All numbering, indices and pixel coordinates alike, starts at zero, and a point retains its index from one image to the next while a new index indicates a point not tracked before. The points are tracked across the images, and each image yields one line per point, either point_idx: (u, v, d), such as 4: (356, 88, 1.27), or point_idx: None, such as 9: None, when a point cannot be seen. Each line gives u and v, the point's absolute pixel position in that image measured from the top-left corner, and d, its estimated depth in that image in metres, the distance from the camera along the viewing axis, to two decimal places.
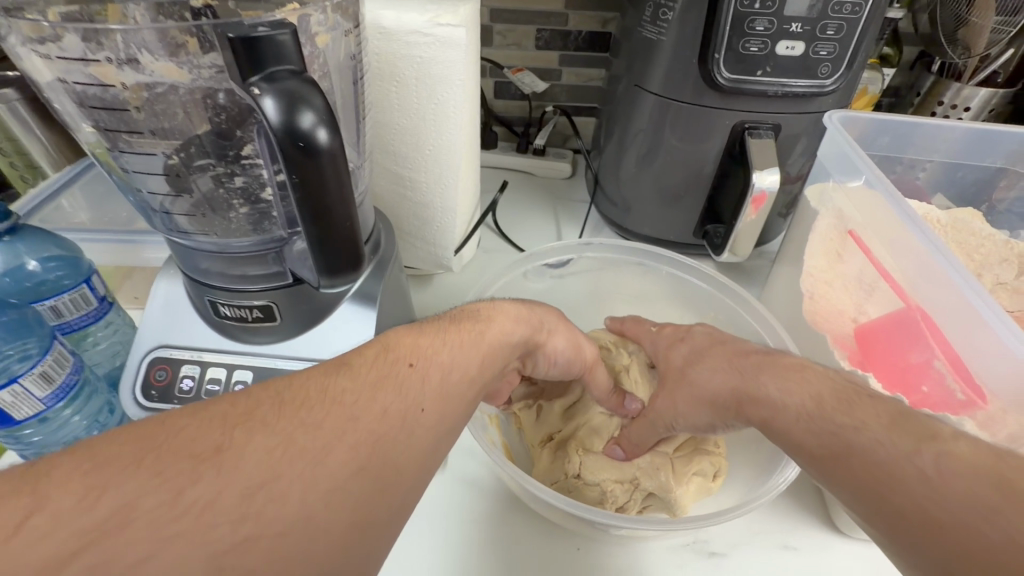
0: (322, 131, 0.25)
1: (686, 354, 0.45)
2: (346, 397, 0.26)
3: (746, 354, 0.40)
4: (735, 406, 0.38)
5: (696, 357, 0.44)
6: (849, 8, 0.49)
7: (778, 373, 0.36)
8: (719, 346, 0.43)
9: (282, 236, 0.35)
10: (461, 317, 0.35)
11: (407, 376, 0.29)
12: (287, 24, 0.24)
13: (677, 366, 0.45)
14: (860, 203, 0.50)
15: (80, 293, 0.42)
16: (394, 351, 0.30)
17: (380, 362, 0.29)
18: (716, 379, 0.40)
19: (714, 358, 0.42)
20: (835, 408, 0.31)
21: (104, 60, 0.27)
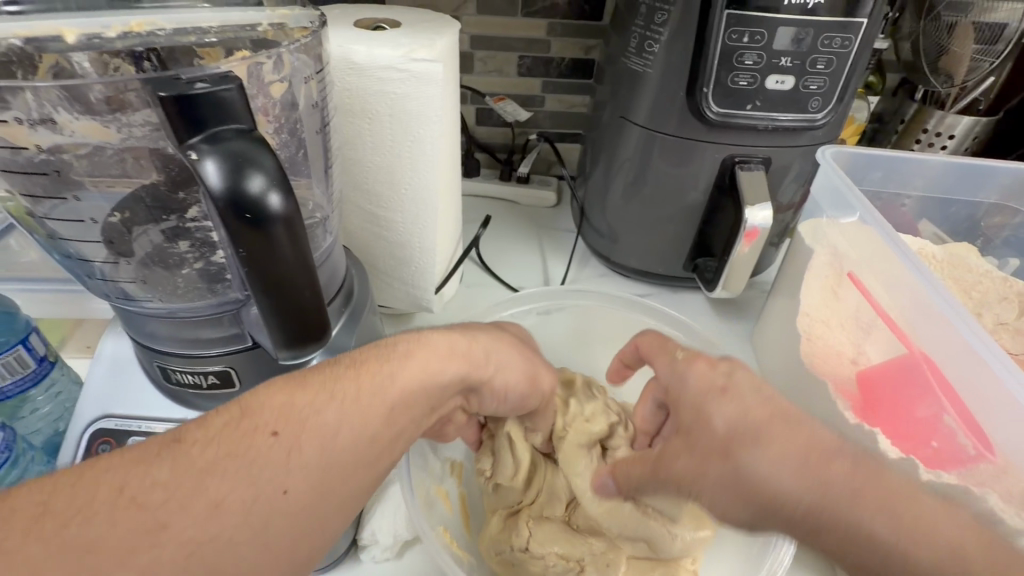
0: (274, 197, 0.22)
1: (730, 420, 0.32)
2: (304, 409, 0.26)
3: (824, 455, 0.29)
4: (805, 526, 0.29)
5: (743, 434, 0.31)
6: (838, 43, 0.48)
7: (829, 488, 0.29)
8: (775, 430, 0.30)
9: (239, 298, 0.30)
10: (370, 354, 0.30)
11: (300, 426, 0.26)
12: (231, 77, 0.22)
13: (710, 445, 0.32)
14: (856, 240, 0.48)
15: (15, 354, 0.38)
16: (298, 393, 0.27)
17: (278, 399, 0.26)
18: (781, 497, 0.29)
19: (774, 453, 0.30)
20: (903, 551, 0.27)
21: (12, 120, 0.24)
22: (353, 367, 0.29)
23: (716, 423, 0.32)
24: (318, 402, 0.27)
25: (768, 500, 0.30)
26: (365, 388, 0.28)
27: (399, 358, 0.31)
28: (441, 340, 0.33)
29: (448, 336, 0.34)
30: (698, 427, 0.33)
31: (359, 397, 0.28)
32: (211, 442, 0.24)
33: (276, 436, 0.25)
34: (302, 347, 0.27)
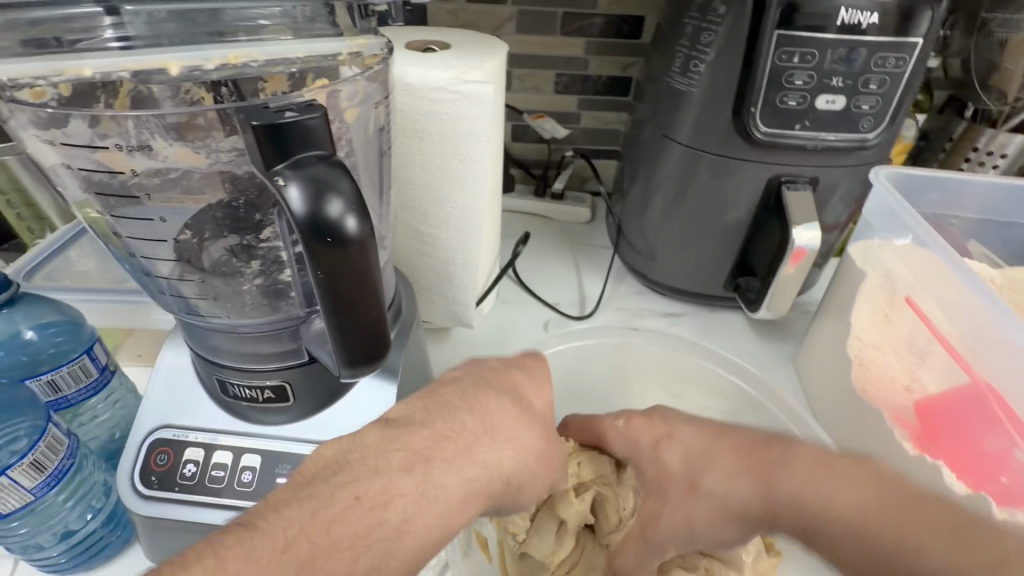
0: (351, 220, 0.23)
1: (683, 458, 0.39)
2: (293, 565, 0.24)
3: (756, 444, 0.37)
4: (765, 511, 0.35)
5: (698, 461, 0.39)
6: (892, 63, 0.47)
7: (814, 471, 0.33)
8: (714, 445, 0.38)
9: (300, 314, 0.31)
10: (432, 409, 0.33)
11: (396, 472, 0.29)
12: (316, 105, 0.22)
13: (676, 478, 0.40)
14: (913, 263, 0.47)
15: (80, 363, 0.39)
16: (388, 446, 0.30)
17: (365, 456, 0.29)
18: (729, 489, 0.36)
19: (719, 461, 0.38)
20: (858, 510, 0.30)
21: (112, 147, 0.25)
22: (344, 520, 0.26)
23: (669, 463, 0.40)
24: (303, 571, 0.24)
25: (716, 507, 0.37)
26: (362, 542, 0.26)
27: (399, 488, 0.28)
28: (451, 471, 0.30)
29: (455, 460, 0.30)
30: (662, 475, 0.41)
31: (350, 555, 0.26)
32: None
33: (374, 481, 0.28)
34: (364, 365, 0.28)
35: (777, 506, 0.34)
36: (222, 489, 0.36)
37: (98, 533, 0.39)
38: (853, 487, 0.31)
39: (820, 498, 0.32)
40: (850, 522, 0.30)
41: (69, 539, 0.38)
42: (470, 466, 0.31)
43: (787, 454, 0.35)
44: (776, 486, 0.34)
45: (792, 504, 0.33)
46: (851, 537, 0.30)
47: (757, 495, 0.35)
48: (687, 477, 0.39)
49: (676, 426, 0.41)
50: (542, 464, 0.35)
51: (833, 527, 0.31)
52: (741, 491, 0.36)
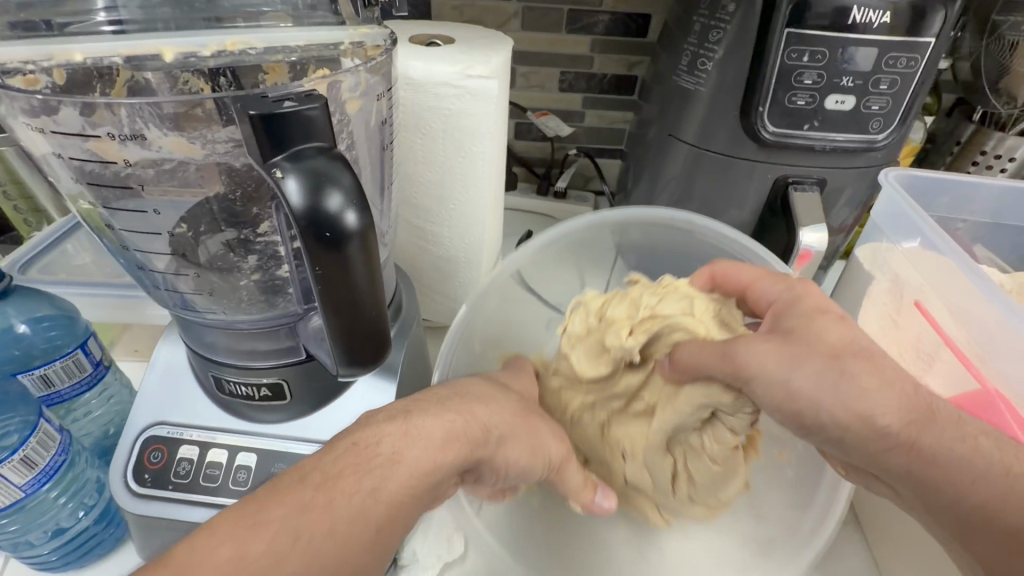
0: (350, 214, 0.22)
1: (844, 337, 0.31)
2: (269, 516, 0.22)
3: (927, 390, 0.30)
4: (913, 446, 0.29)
5: (862, 351, 0.30)
6: (903, 63, 0.46)
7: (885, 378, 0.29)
8: (863, 355, 0.30)
9: (297, 311, 0.31)
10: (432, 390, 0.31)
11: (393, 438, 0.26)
12: (316, 96, 0.22)
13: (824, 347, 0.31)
14: (922, 265, 0.46)
15: (74, 358, 0.38)
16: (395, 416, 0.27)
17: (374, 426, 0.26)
18: (889, 401, 0.29)
19: (880, 376, 0.29)
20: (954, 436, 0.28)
21: (104, 135, 0.25)
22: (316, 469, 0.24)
23: (827, 334, 0.31)
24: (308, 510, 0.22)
25: (859, 420, 0.30)
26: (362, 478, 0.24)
27: (383, 437, 0.26)
28: (438, 413, 0.28)
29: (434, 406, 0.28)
30: (806, 334, 0.32)
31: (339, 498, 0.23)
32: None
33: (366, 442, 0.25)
34: (362, 365, 0.27)
35: (904, 435, 0.29)
36: (216, 488, 0.35)
37: (89, 531, 0.38)
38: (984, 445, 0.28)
39: (954, 443, 0.28)
40: (966, 465, 0.28)
41: (60, 537, 0.37)
42: (452, 412, 0.29)
43: (941, 414, 0.29)
44: (931, 434, 0.29)
45: (928, 451, 0.29)
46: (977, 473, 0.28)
47: (900, 420, 0.29)
48: (839, 394, 0.29)
49: (867, 339, 0.31)
50: (525, 427, 0.33)
51: (950, 451, 0.28)
52: (896, 411, 0.29)
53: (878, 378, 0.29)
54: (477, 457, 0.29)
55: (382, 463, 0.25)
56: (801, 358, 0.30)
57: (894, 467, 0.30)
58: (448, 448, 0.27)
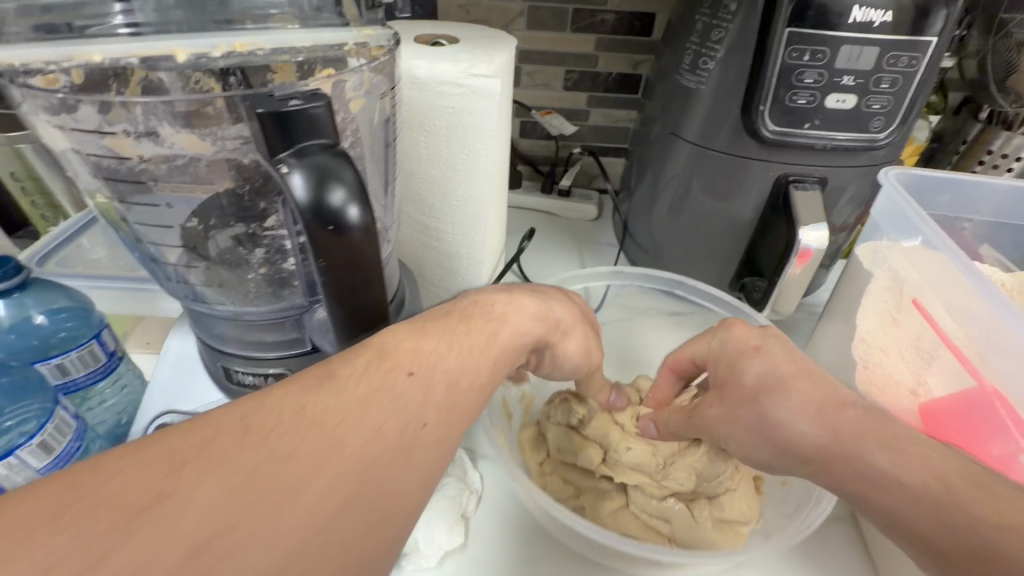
0: (353, 209, 0.23)
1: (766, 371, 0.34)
2: (332, 398, 0.23)
3: (843, 402, 0.31)
4: (817, 463, 0.30)
5: (774, 383, 0.33)
6: (904, 62, 0.46)
7: (884, 440, 0.28)
8: (805, 376, 0.33)
9: (302, 304, 0.32)
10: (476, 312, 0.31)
11: (424, 365, 0.26)
12: (321, 95, 0.23)
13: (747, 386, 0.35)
14: (921, 264, 0.46)
15: (89, 349, 0.40)
16: (423, 341, 0.27)
17: (407, 345, 0.27)
18: (803, 424, 0.31)
19: (801, 391, 0.32)
20: (901, 457, 0.27)
21: (120, 132, 0.26)
22: (371, 359, 0.25)
23: (747, 375, 0.35)
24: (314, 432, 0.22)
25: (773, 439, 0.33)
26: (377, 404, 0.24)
27: (419, 344, 0.27)
28: (469, 327, 0.29)
29: (473, 333, 0.29)
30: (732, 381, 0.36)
31: (392, 393, 0.24)
32: (232, 445, 0.20)
33: (410, 375, 0.25)
34: None
35: (819, 454, 0.30)
36: None
37: None
38: (910, 459, 0.27)
39: (862, 448, 0.28)
40: (884, 476, 0.27)
41: None
42: (466, 321, 0.30)
43: (846, 427, 0.29)
44: (844, 444, 0.29)
45: (846, 450, 0.29)
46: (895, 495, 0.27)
47: (819, 439, 0.30)
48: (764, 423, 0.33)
49: (780, 363, 0.34)
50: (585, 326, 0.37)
51: (841, 442, 0.29)
52: (811, 430, 0.31)
53: (808, 383, 0.32)
54: (500, 376, 0.30)
55: (407, 369, 0.25)
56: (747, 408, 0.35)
57: (829, 479, 0.30)
58: (473, 359, 0.28)
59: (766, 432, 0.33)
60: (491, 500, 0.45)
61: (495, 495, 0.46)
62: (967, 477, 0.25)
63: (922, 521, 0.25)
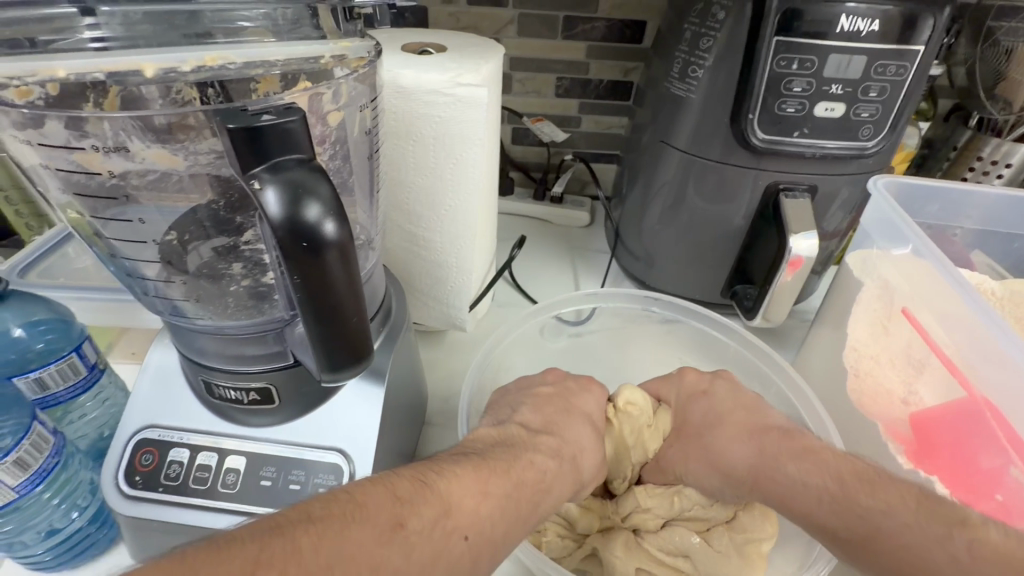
0: (329, 225, 0.23)
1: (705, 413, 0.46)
2: (366, 560, 0.23)
3: (765, 427, 0.42)
4: (748, 480, 0.40)
5: (714, 421, 0.45)
6: (892, 70, 0.46)
7: (795, 454, 0.38)
8: (738, 411, 0.44)
9: (283, 318, 0.31)
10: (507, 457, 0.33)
11: (470, 520, 0.28)
12: (295, 109, 0.22)
13: (694, 423, 0.46)
14: (909, 274, 0.46)
15: (68, 362, 0.39)
16: (479, 501, 0.29)
17: (455, 485, 0.29)
18: (733, 450, 0.42)
19: (730, 425, 0.44)
20: (853, 487, 0.33)
21: (88, 148, 0.25)
22: (417, 517, 0.26)
23: (694, 413, 0.46)
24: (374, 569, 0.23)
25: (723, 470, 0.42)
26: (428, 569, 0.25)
27: (477, 509, 0.29)
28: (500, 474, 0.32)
29: (512, 475, 0.32)
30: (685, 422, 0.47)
31: (412, 552, 0.25)
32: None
33: (466, 540, 0.27)
34: (345, 370, 0.27)
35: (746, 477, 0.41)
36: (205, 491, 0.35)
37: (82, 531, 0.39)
38: (810, 468, 0.36)
39: (780, 464, 0.38)
40: (799, 481, 0.36)
41: (54, 537, 0.38)
42: (519, 488, 0.32)
43: (771, 448, 0.40)
44: (768, 462, 0.39)
45: (771, 469, 0.39)
46: (827, 507, 0.34)
47: (750, 459, 0.40)
48: (708, 445, 0.44)
49: (720, 401, 0.46)
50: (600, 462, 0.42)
51: (766, 465, 0.39)
52: (749, 455, 0.41)
53: (736, 428, 0.43)
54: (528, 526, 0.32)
55: (463, 535, 0.27)
56: (694, 441, 0.45)
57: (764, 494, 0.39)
58: (507, 513, 0.30)
59: (708, 455, 0.44)
60: None
61: None
62: (855, 473, 0.34)
63: (820, 509, 0.34)
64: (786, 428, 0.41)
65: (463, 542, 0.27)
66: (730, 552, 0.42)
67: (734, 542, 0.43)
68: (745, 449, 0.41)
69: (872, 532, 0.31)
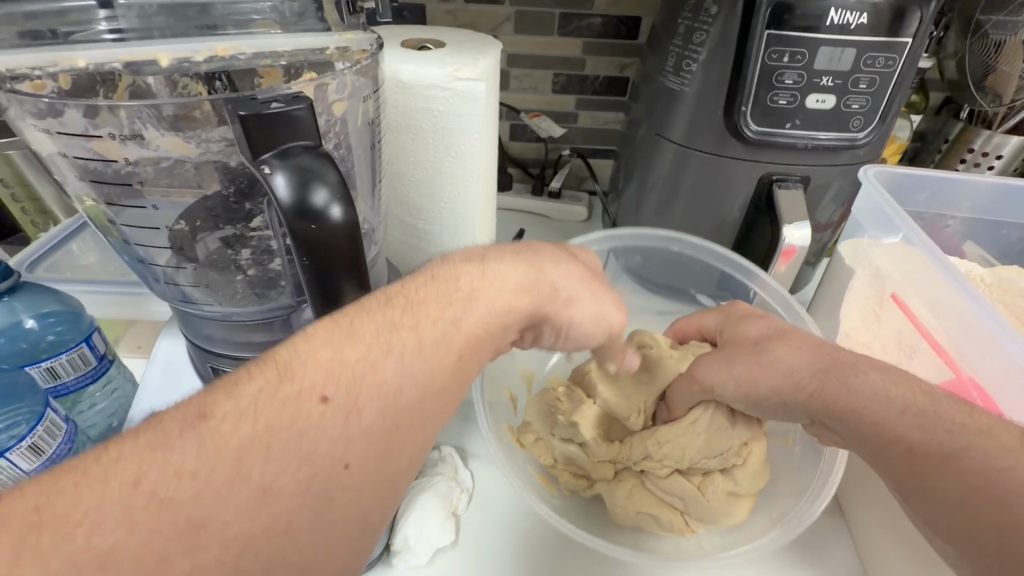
0: (335, 209, 0.24)
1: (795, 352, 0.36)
2: (237, 446, 0.21)
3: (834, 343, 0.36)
4: (813, 390, 0.34)
5: (777, 333, 0.38)
6: (881, 63, 0.48)
7: (877, 368, 0.33)
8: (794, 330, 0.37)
9: (290, 304, 0.33)
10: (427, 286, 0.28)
11: (360, 386, 0.24)
12: (303, 97, 0.23)
13: (748, 338, 0.39)
14: (900, 261, 0.47)
15: (79, 352, 0.40)
16: (367, 341, 0.25)
17: (333, 360, 0.24)
18: (793, 357, 0.35)
19: (795, 340, 0.36)
20: (941, 403, 0.31)
21: (106, 136, 0.26)
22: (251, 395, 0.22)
23: (751, 331, 0.39)
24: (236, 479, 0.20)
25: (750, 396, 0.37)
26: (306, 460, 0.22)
27: (361, 363, 0.24)
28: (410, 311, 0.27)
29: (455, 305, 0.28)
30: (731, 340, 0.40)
31: (304, 430, 0.22)
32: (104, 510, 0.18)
33: (328, 401, 0.23)
34: None
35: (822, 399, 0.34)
36: None
37: None
38: (884, 384, 0.32)
39: (856, 373, 0.33)
40: (877, 393, 0.32)
41: None
42: (433, 309, 0.27)
43: (841, 360, 0.34)
44: (836, 372, 0.34)
45: (836, 374, 0.34)
46: (934, 435, 0.30)
47: (812, 369, 0.34)
48: (767, 363, 0.36)
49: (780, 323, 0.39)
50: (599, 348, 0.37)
51: (830, 378, 0.34)
52: (806, 364, 0.35)
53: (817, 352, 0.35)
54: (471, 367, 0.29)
55: (320, 394, 0.23)
56: (730, 354, 0.38)
57: (846, 421, 0.33)
58: (420, 358, 0.26)
59: (751, 376, 0.36)
60: (483, 497, 0.46)
61: (485, 493, 0.46)
62: (946, 401, 0.31)
63: (914, 439, 0.30)
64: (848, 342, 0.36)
65: (345, 406, 0.23)
66: (719, 498, 0.41)
67: (723, 488, 0.41)
68: (805, 352, 0.35)
69: (970, 479, 0.28)
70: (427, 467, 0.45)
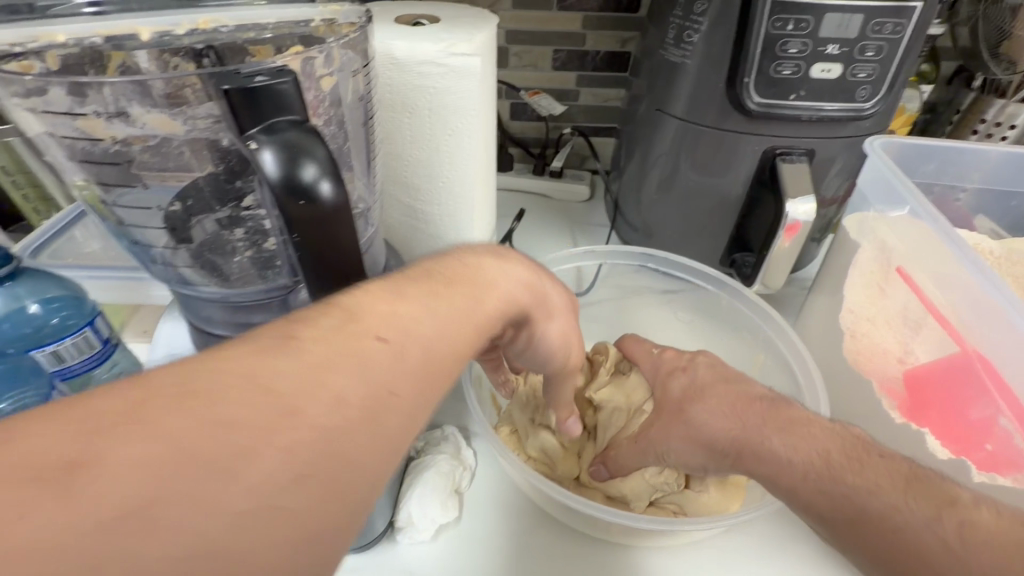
0: (325, 184, 0.23)
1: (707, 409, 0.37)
2: (286, 345, 0.19)
3: (750, 399, 0.36)
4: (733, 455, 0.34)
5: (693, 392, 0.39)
6: (889, 28, 0.46)
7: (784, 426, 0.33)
8: (720, 383, 0.39)
9: (287, 285, 0.32)
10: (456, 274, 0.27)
11: (404, 331, 0.22)
12: (287, 71, 0.23)
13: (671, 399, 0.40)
14: (907, 234, 0.46)
15: (83, 336, 0.40)
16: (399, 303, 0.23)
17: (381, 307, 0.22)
18: (713, 420, 0.36)
19: (715, 398, 0.37)
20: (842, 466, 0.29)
21: (91, 114, 0.26)
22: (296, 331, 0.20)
23: (674, 389, 0.41)
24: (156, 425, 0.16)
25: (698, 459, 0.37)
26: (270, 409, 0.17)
27: (393, 307, 0.23)
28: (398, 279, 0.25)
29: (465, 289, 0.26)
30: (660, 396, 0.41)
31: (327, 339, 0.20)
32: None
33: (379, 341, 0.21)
34: None
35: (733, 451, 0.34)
36: None
37: None
38: (791, 443, 0.32)
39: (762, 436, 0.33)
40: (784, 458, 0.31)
41: None
42: (486, 294, 0.27)
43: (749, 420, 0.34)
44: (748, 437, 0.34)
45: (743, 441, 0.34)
46: (840, 494, 0.28)
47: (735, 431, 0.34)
48: (695, 424, 0.37)
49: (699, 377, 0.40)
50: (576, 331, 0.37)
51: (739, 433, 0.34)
52: (723, 431, 0.35)
53: (725, 414, 0.36)
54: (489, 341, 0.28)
55: (373, 335, 0.21)
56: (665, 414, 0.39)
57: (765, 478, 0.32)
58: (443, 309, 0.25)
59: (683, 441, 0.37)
60: (485, 475, 0.46)
61: (488, 471, 0.46)
62: (842, 452, 0.30)
63: (819, 482, 0.29)
64: (772, 397, 0.36)
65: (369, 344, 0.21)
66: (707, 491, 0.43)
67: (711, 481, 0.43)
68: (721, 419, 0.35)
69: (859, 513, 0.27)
70: (431, 446, 0.45)
